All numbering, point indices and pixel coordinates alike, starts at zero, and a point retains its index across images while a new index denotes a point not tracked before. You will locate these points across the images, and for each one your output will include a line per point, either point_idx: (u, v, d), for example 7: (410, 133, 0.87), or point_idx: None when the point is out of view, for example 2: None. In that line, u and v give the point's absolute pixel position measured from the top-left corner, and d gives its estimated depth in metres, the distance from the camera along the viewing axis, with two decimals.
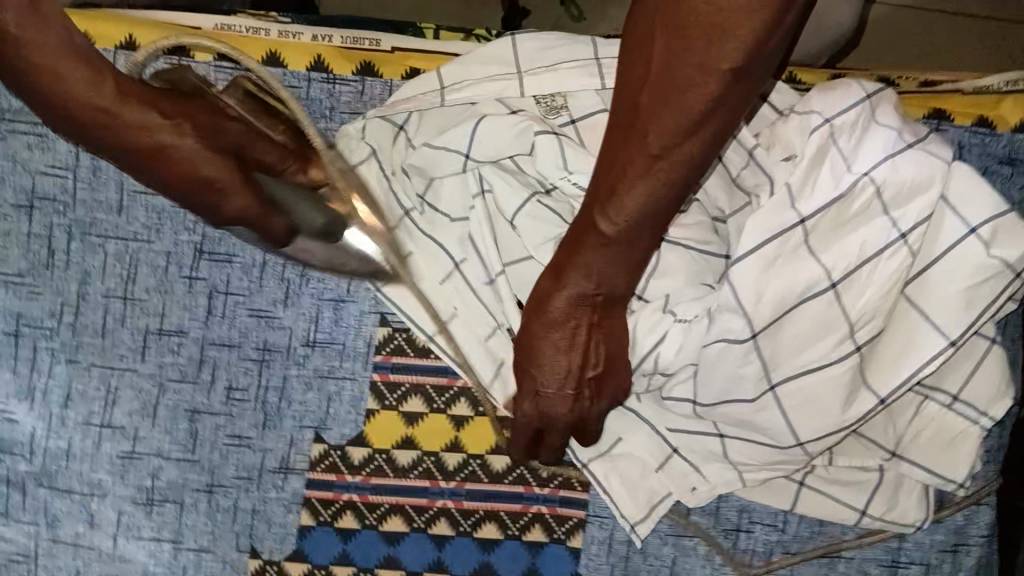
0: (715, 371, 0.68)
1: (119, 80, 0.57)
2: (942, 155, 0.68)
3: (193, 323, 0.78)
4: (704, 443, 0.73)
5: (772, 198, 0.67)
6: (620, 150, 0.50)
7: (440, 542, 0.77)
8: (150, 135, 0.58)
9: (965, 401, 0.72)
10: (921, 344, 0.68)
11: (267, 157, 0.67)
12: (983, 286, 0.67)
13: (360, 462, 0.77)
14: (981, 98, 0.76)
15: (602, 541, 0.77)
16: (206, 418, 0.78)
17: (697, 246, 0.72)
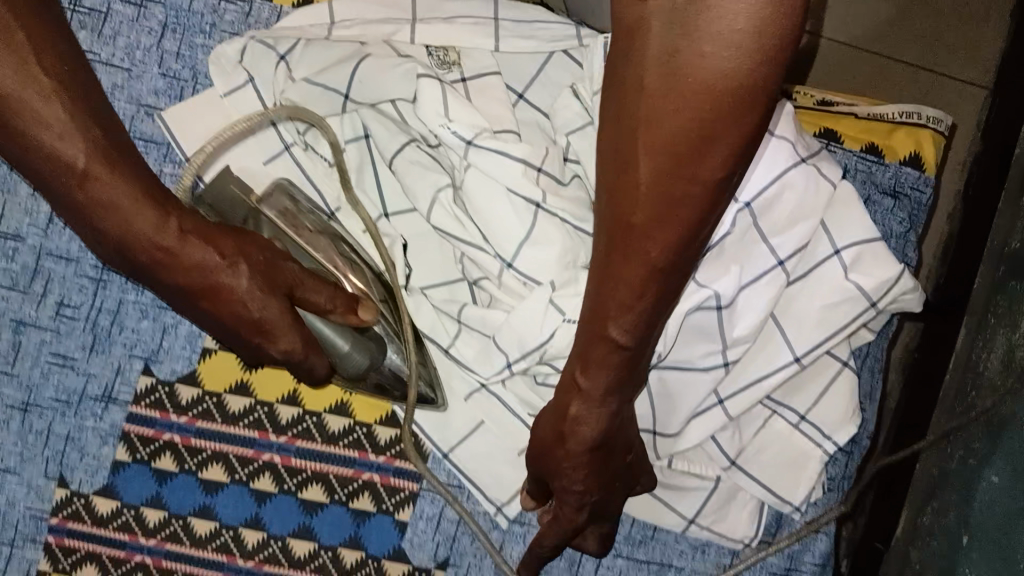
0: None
1: (183, 220, 0.56)
2: (830, 176, 0.67)
3: (32, 230, 0.73)
4: None
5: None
6: (624, 266, 0.45)
7: (261, 498, 0.72)
8: (206, 275, 0.56)
9: (812, 421, 0.72)
10: (773, 357, 0.68)
11: (319, 298, 0.65)
12: (840, 307, 0.68)
13: (188, 403, 0.73)
14: (874, 126, 0.79)
15: (430, 517, 0.74)
16: (32, 332, 0.73)
17: (575, 221, 0.67)
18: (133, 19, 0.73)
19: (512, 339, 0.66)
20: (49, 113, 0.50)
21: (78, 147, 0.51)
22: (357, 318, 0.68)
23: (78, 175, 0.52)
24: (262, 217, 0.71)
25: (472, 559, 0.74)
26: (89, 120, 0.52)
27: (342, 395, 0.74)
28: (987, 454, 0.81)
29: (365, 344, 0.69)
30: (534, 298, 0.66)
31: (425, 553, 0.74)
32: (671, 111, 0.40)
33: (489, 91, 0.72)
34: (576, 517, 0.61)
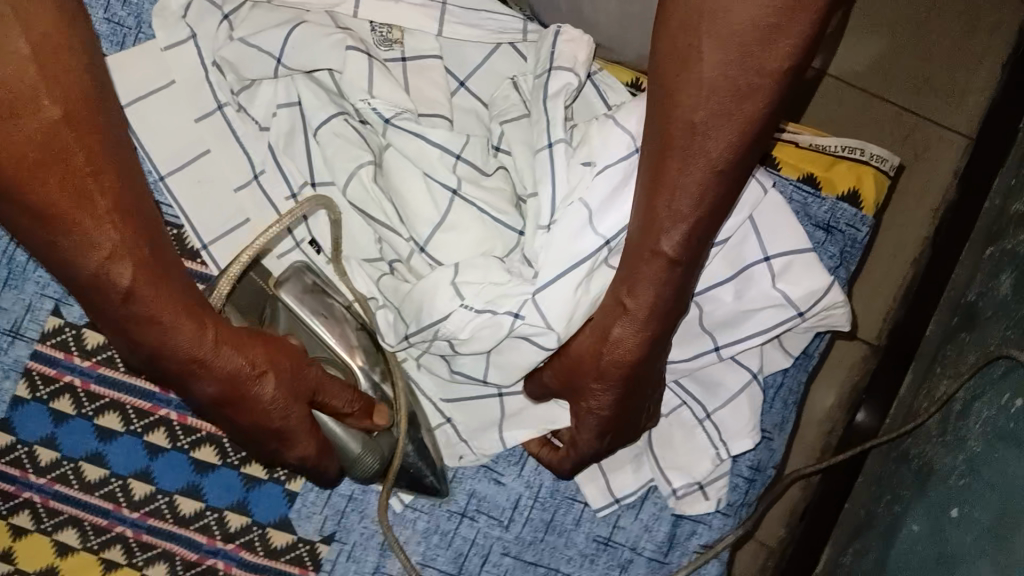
0: (469, 343, 0.66)
1: (219, 328, 0.57)
2: (761, 179, 0.63)
3: None
4: (483, 407, 0.73)
5: (560, 189, 0.64)
6: (689, 174, 0.52)
7: (153, 452, 0.73)
8: (237, 391, 0.57)
9: (716, 421, 0.72)
10: (691, 346, 0.65)
11: (337, 402, 0.65)
12: (762, 314, 0.64)
13: (94, 348, 0.73)
14: (814, 157, 0.77)
15: (322, 490, 0.74)
16: None
17: (492, 214, 0.69)
18: None
19: (410, 315, 0.68)
20: (94, 224, 0.50)
21: (125, 261, 0.51)
22: (369, 422, 0.69)
23: (124, 293, 0.52)
24: (277, 305, 0.73)
25: (358, 537, 0.74)
26: (134, 235, 0.52)
27: None
28: (912, 502, 0.79)
29: (376, 446, 0.70)
30: (436, 276, 0.66)
31: (311, 526, 0.73)
32: (730, 25, 0.47)
33: (427, 74, 0.72)
34: (586, 436, 0.66)
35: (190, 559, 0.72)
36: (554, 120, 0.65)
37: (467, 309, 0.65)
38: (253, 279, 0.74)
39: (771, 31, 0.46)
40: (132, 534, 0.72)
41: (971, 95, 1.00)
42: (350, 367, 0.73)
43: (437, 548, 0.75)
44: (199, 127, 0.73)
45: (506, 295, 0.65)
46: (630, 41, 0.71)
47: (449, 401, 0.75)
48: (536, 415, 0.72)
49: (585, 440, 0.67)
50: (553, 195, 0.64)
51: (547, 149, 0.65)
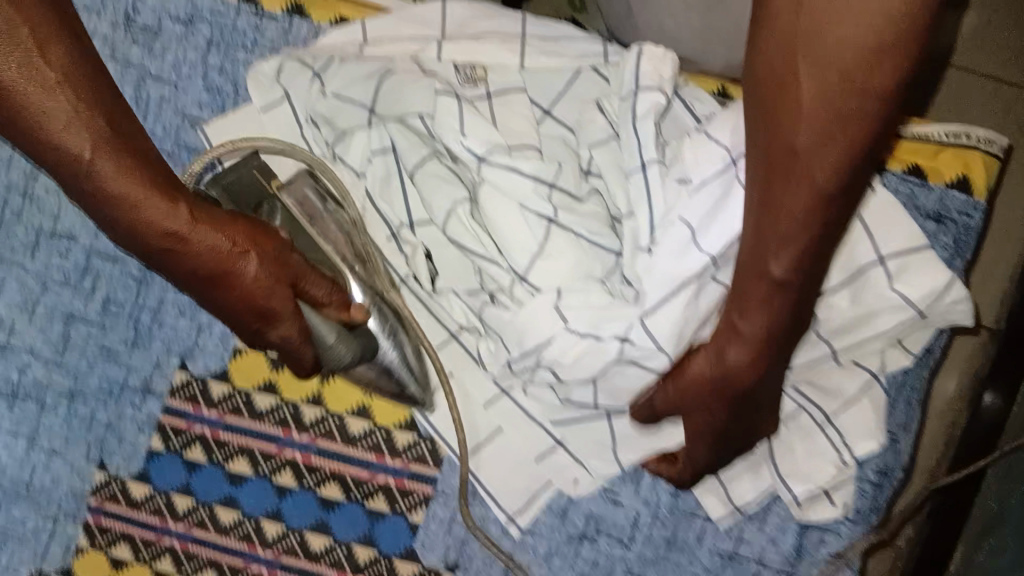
0: (576, 368, 0.67)
1: (194, 208, 0.57)
2: (867, 179, 0.62)
3: (84, 230, 0.79)
4: (589, 431, 0.73)
5: (658, 207, 0.65)
6: (788, 201, 0.49)
7: (281, 492, 0.75)
8: (217, 262, 0.58)
9: (837, 428, 0.70)
10: (808, 354, 0.65)
11: (316, 290, 0.67)
12: (880, 318, 0.63)
13: (219, 398, 0.76)
14: (918, 146, 0.75)
15: (443, 521, 0.75)
16: (80, 325, 0.78)
17: (589, 237, 0.70)
18: (181, 35, 0.78)
19: (514, 343, 0.69)
20: (56, 105, 0.49)
21: (84, 136, 0.51)
22: (349, 315, 0.70)
23: (86, 166, 0.51)
24: (276, 202, 0.72)
25: (482, 564, 0.76)
26: (93, 106, 0.51)
27: (363, 398, 0.76)
28: None
29: (351, 341, 0.67)
30: (541, 303, 0.67)
31: (436, 555, 0.75)
32: (831, 46, 0.43)
33: (514, 105, 0.72)
34: (702, 454, 0.66)
35: None
36: (646, 139, 0.66)
37: (571, 332, 0.66)
38: (255, 174, 0.73)
39: (883, 52, 0.42)
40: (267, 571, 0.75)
41: None
42: (341, 271, 0.72)
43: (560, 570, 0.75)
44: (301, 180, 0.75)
45: (611, 319, 0.65)
46: (714, 53, 0.70)
47: (558, 423, 0.74)
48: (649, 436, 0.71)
49: (693, 449, 0.65)
50: (651, 215, 0.66)
51: (638, 170, 0.66)
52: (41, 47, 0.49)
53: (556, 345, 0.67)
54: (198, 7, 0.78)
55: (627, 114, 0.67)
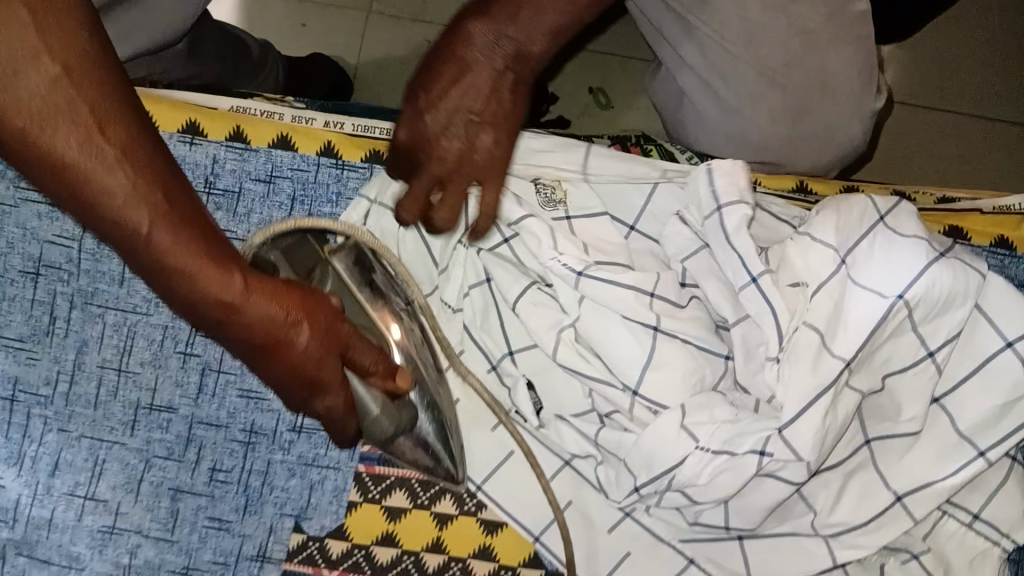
0: (712, 488, 0.64)
1: (248, 276, 0.51)
2: (976, 266, 0.63)
3: (183, 400, 0.78)
4: (720, 548, 0.71)
5: (783, 314, 0.62)
6: (437, 108, 0.56)
7: None
8: (269, 335, 0.52)
9: (987, 520, 0.67)
10: (951, 451, 0.65)
11: (367, 362, 0.61)
12: (1018, 403, 0.63)
13: (339, 557, 0.75)
14: (1001, 219, 0.74)
15: None
16: (188, 499, 0.77)
17: (696, 338, 0.68)
18: (263, 195, 0.78)
19: (641, 468, 0.66)
20: (117, 179, 0.45)
21: (142, 211, 0.46)
22: (395, 384, 0.64)
23: (143, 241, 0.46)
24: (329, 269, 0.68)
25: None
26: (150, 179, 0.46)
27: (485, 539, 0.75)
28: None
29: (393, 412, 0.66)
30: (664, 424, 0.64)
31: None
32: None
33: (602, 229, 0.73)
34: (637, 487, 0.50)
35: None
36: (749, 250, 0.63)
37: (705, 451, 0.64)
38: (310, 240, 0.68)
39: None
40: None
41: None
42: (386, 340, 0.71)
43: None
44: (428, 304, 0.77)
45: (748, 434, 0.63)
46: (806, 153, 0.71)
47: (688, 541, 0.72)
48: (791, 560, 0.68)
49: None
50: (777, 324, 0.62)
51: (750, 283, 0.63)
52: (100, 123, 0.44)
53: (688, 467, 0.64)
54: (278, 164, 0.78)
55: (717, 230, 0.65)
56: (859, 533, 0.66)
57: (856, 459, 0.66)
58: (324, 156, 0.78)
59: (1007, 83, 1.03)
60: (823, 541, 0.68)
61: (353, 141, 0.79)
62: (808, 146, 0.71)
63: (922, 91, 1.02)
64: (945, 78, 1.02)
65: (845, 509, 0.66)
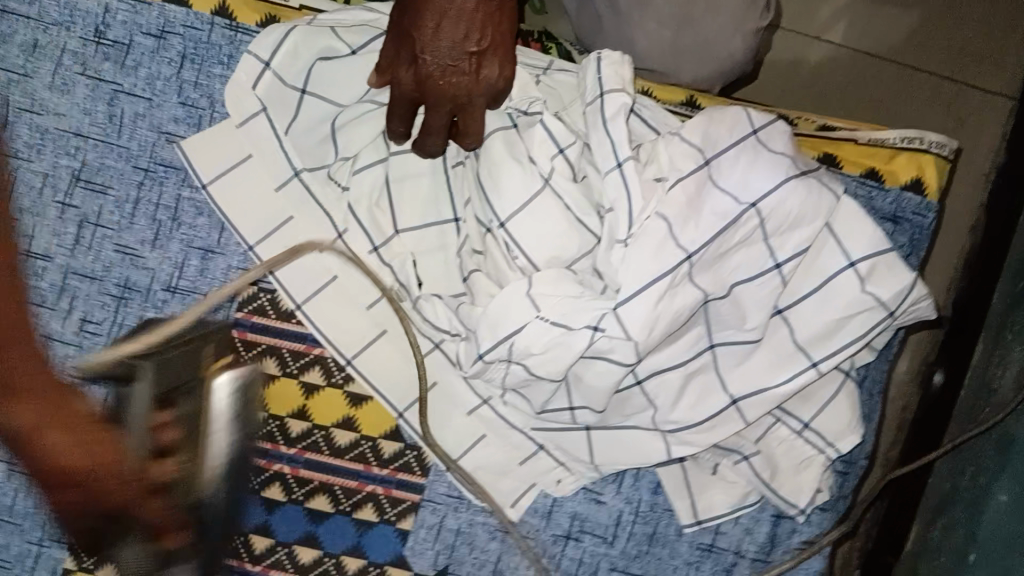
0: (547, 359, 0.66)
1: (105, 457, 0.46)
2: (834, 187, 0.66)
3: (59, 249, 0.77)
4: (566, 437, 0.74)
5: (636, 201, 0.64)
6: None
7: (270, 506, 0.77)
8: (92, 505, 0.47)
9: (815, 430, 0.72)
10: (788, 361, 0.68)
11: (151, 517, 0.56)
12: (852, 319, 0.67)
13: None
14: (874, 151, 0.77)
15: (432, 527, 0.77)
16: (57, 347, 0.77)
17: (578, 211, 0.68)
18: (154, 50, 0.77)
19: (485, 332, 0.67)
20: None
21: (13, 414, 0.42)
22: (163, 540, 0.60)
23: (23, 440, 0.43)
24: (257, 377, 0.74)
25: (472, 568, 0.77)
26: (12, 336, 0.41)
27: (348, 411, 0.77)
28: (997, 472, 0.75)
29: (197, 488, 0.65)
30: (510, 291, 0.66)
31: (426, 561, 0.77)
32: None
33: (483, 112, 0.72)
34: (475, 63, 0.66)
35: None
36: (620, 137, 0.65)
37: (544, 321, 0.66)
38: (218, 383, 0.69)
39: None
40: None
41: (1006, 58, 0.95)
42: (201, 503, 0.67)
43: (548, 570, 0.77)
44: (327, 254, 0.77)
45: (584, 309, 0.65)
46: (689, 68, 0.73)
47: (539, 430, 0.76)
48: (630, 453, 0.72)
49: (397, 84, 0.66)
50: (630, 208, 0.64)
51: (616, 168, 0.65)
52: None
53: (528, 334, 0.66)
54: (170, 20, 0.77)
55: (597, 116, 0.66)
56: (694, 431, 0.70)
57: (697, 362, 0.70)
58: (217, 16, 0.77)
59: (959, 37, 0.95)
60: (662, 437, 0.72)
61: (248, 2, 0.77)
62: (686, 59, 0.72)
63: (860, 36, 0.96)
64: (888, 15, 0.95)
65: (683, 408, 0.70)
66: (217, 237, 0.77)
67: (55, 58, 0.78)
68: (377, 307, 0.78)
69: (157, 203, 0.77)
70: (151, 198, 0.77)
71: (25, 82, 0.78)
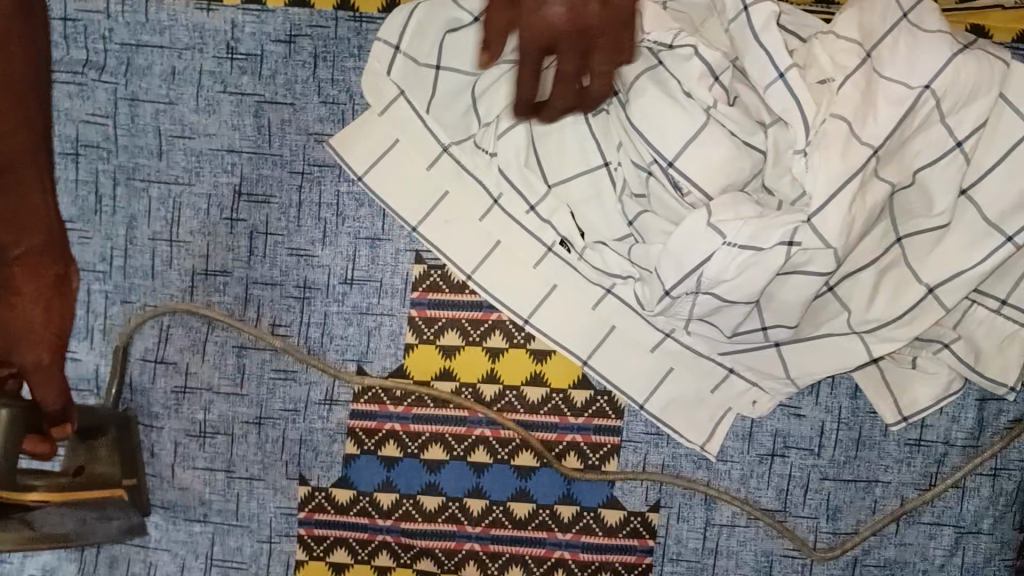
0: (739, 283, 0.66)
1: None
2: (1001, 56, 0.65)
3: (236, 263, 0.81)
4: (757, 357, 0.74)
5: (808, 108, 0.64)
6: None
7: (479, 469, 0.80)
8: None
9: (1014, 305, 0.71)
10: (983, 244, 0.67)
11: None
12: None
13: (402, 394, 0.80)
14: (1023, 14, 0.75)
15: (637, 464, 0.79)
16: (253, 353, 0.82)
17: (742, 134, 0.67)
18: (286, 55, 0.79)
19: (670, 269, 0.68)
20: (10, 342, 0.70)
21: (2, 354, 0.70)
22: None
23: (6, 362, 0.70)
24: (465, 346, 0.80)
25: (683, 497, 0.79)
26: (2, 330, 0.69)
27: (536, 367, 0.79)
28: None
29: None
30: (691, 224, 0.65)
31: (637, 499, 0.79)
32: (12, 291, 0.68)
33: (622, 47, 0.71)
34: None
35: (541, 555, 0.80)
36: (776, 48, 0.64)
37: (731, 246, 0.65)
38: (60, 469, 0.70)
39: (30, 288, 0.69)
40: (480, 547, 0.81)
41: None
42: None
43: (758, 488, 0.78)
44: (486, 224, 0.79)
45: (769, 228, 0.64)
46: None
47: (727, 354, 0.76)
48: (824, 360, 0.73)
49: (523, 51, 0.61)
50: (803, 116, 0.64)
51: (777, 79, 0.64)
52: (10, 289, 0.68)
53: (716, 262, 0.65)
54: (296, 24, 0.79)
55: (745, 32, 0.65)
56: (896, 326, 0.70)
57: (888, 257, 0.69)
58: (341, 11, 0.79)
59: None
60: (858, 339, 0.71)
61: None
62: None
63: None
64: None
65: (879, 307, 0.70)
66: (381, 225, 0.80)
67: (196, 81, 0.80)
68: (541, 266, 0.79)
69: (319, 202, 0.80)
70: (312, 198, 0.80)
71: (172, 109, 0.80)
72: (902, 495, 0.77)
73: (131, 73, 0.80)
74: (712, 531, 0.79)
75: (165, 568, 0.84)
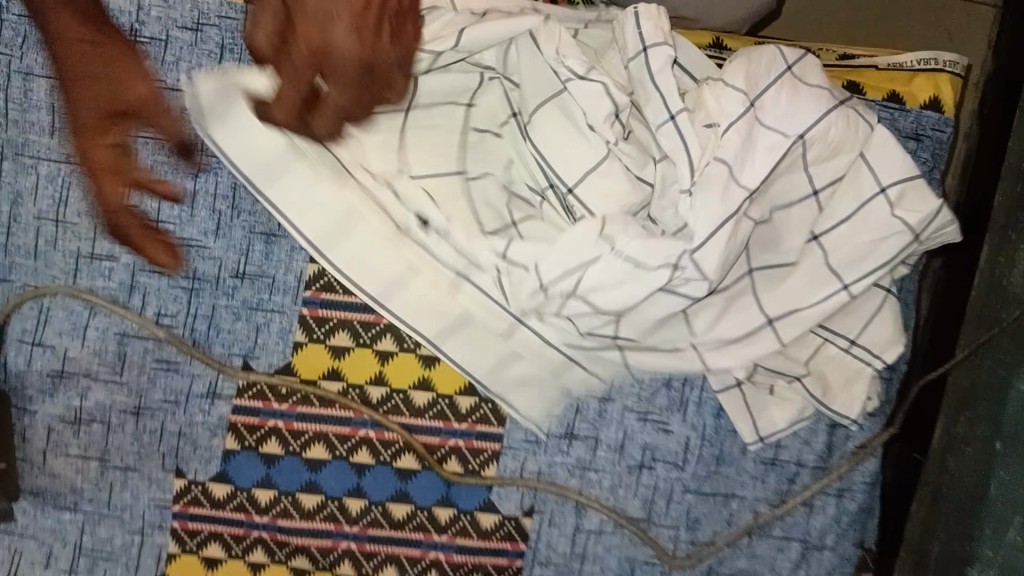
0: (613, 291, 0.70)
1: None
2: (866, 118, 0.72)
3: (124, 249, 0.80)
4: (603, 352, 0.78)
5: (693, 150, 0.68)
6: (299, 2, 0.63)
7: (361, 470, 0.81)
8: None
9: (862, 345, 0.78)
10: (821, 282, 0.74)
11: None
12: (883, 242, 0.72)
13: (287, 392, 0.81)
14: (892, 75, 0.82)
15: (514, 471, 0.82)
16: (136, 342, 0.80)
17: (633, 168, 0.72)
18: (191, 43, 0.79)
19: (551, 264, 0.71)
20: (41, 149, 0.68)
21: None
22: None
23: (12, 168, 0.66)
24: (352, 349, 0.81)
25: (555, 504, 0.83)
26: None
27: (423, 371, 0.81)
28: None
29: None
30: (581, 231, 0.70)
31: (512, 504, 0.82)
32: None
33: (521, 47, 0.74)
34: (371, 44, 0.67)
35: (415, 555, 0.82)
36: (670, 90, 0.69)
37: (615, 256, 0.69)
38: None
39: None
40: (356, 545, 0.82)
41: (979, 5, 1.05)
42: None
43: (624, 498, 0.82)
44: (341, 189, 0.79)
45: (656, 249, 0.68)
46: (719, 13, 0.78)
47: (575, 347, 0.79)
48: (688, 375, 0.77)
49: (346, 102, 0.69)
50: (690, 158, 0.68)
51: (669, 121, 0.69)
52: None
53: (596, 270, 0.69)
54: (204, 12, 0.79)
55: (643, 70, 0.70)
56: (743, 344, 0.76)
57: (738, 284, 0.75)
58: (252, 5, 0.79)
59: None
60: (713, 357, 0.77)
61: None
62: None
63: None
64: None
65: (725, 325, 0.75)
66: (276, 221, 0.80)
67: None
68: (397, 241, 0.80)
69: (215, 194, 0.80)
70: (208, 189, 0.80)
71: None
72: (755, 510, 0.82)
73: (27, 46, 0.78)
74: (580, 537, 0.83)
75: (30, 556, 0.82)
